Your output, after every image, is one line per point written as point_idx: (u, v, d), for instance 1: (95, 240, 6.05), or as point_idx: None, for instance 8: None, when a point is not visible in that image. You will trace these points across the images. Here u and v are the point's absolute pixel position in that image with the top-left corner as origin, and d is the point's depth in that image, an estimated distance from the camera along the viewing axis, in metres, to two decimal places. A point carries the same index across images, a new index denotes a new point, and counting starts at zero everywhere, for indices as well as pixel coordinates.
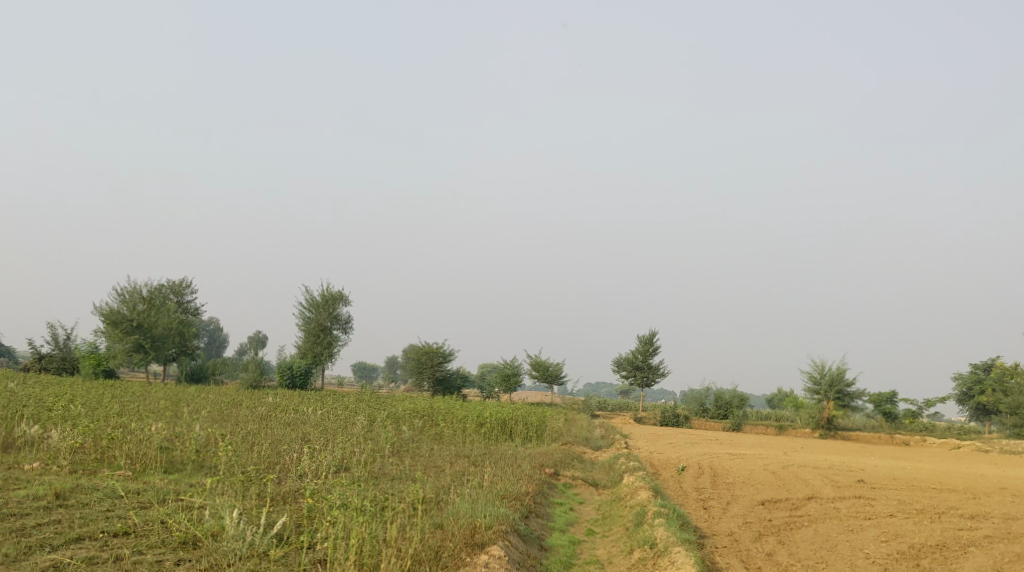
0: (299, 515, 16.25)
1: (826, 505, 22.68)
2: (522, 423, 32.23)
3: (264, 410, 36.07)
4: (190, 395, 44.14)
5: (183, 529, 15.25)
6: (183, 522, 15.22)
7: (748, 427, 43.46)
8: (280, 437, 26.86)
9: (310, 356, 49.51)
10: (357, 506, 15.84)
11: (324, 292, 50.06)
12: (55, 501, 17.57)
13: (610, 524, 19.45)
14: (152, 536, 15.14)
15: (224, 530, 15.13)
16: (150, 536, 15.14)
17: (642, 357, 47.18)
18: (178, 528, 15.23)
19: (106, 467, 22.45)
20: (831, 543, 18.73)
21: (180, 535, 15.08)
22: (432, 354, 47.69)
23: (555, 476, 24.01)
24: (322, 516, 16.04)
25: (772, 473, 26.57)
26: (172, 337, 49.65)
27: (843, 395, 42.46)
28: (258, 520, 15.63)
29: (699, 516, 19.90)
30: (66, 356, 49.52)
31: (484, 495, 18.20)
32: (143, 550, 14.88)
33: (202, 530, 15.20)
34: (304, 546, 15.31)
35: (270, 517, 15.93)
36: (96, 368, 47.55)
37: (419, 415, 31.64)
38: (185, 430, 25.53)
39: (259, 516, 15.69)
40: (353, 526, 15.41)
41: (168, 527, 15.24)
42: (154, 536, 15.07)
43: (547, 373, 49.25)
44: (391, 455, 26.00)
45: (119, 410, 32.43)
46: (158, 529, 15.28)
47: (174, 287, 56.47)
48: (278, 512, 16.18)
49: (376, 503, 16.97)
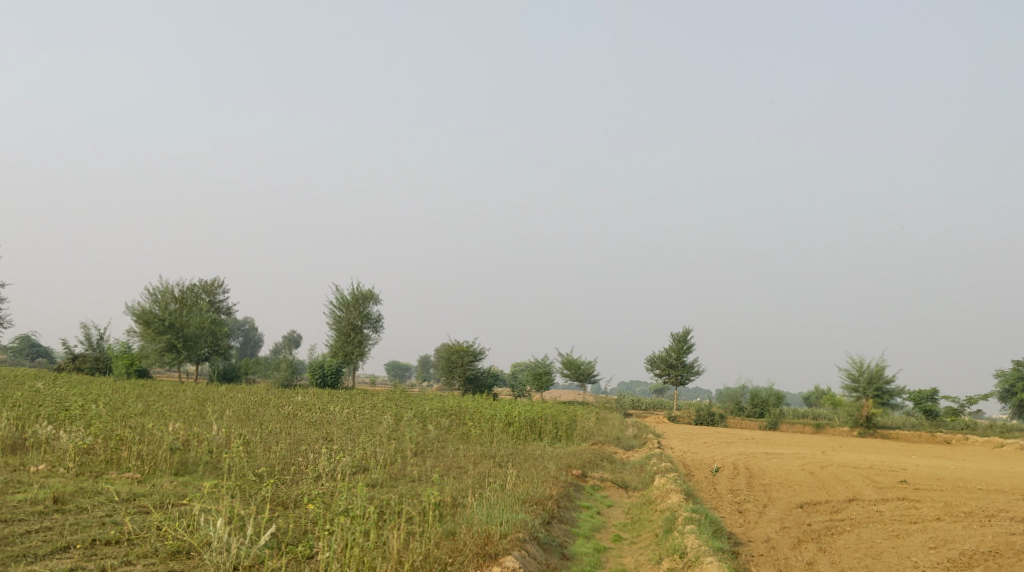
0: (302, 522, 15.27)
1: (868, 507, 21.46)
2: (551, 422, 31.17)
3: (291, 409, 35.26)
4: (217, 395, 43.41)
5: (177, 537, 14.33)
6: (178, 530, 14.30)
7: (785, 426, 42.15)
8: (302, 437, 25.93)
9: (342, 355, 48.72)
10: (361, 513, 14.86)
11: (354, 291, 49.19)
12: (52, 506, 16.69)
13: (639, 530, 18.34)
14: (144, 544, 14.25)
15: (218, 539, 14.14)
16: (143, 544, 14.25)
17: (676, 355, 45.94)
18: (172, 536, 14.31)
19: (115, 469, 21.61)
20: (877, 550, 17.49)
21: (173, 544, 14.17)
22: (463, 353, 46.73)
23: (582, 478, 22.90)
24: (324, 524, 15.04)
25: (810, 474, 25.31)
26: (205, 337, 48.93)
27: (882, 392, 41.01)
28: (256, 528, 14.66)
29: (734, 520, 18.74)
30: (99, 356, 49.00)
31: (503, 500, 17.17)
32: (133, 561, 14.00)
33: (196, 539, 14.26)
34: (303, 556, 14.36)
35: (269, 524, 14.95)
36: (129, 368, 46.99)
37: (446, 414, 30.63)
38: (203, 430, 24.68)
39: (256, 524, 14.73)
40: (355, 536, 14.42)
41: (162, 534, 14.33)
42: (146, 545, 14.16)
43: (579, 371, 48.11)
44: (414, 455, 25.02)
45: (143, 410, 31.64)
46: (153, 536, 14.38)
47: (205, 286, 55.79)
48: (279, 519, 15.23)
49: (385, 510, 15.96)
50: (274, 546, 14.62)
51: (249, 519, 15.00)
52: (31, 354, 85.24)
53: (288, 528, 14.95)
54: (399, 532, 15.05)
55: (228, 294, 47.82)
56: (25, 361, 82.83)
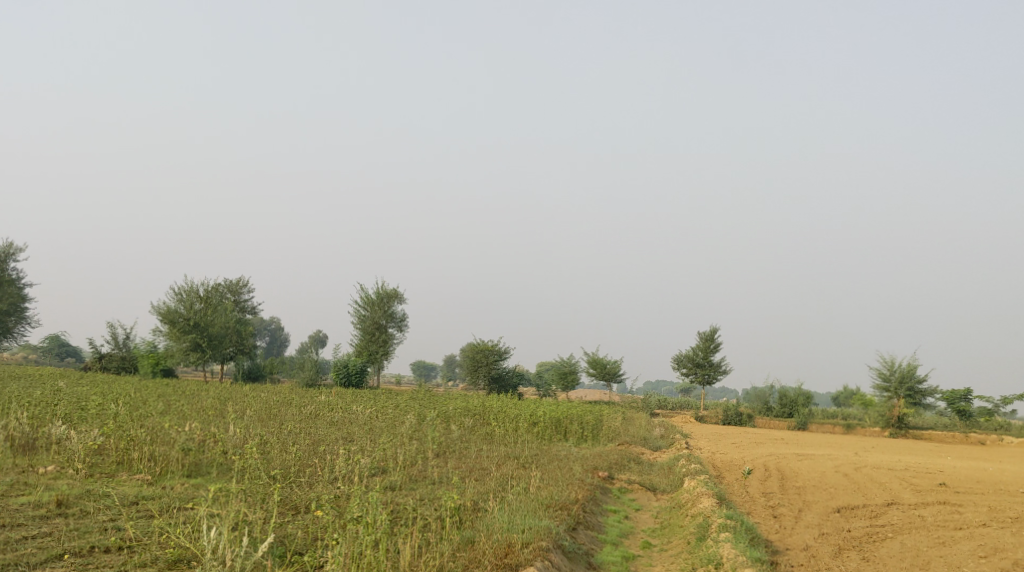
0: (312, 529, 14.47)
1: (909, 512, 20.46)
2: (577, 422, 30.32)
3: (313, 408, 34.61)
4: (240, 395, 42.81)
5: (179, 545, 13.58)
6: (180, 538, 13.55)
7: (815, 426, 41.08)
8: (322, 438, 25.17)
9: (366, 355, 48.00)
10: (373, 520, 14.04)
11: (378, 291, 48.48)
12: (56, 509, 15.98)
13: (670, 536, 17.46)
14: (144, 552, 13.51)
15: (219, 548, 13.36)
16: (143, 553, 13.51)
17: (703, 354, 44.93)
18: (173, 544, 13.57)
19: (126, 472, 20.89)
20: (924, 559, 16.53)
21: (174, 553, 13.42)
22: (487, 353, 45.93)
23: (609, 480, 21.99)
24: (335, 531, 14.26)
25: (845, 476, 24.33)
26: (230, 336, 48.32)
27: (914, 392, 39.92)
28: (261, 536, 13.89)
29: (769, 526, 17.81)
30: (125, 355, 48.56)
31: (526, 505, 16.33)
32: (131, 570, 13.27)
33: (198, 547, 13.50)
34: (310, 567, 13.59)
35: (277, 533, 14.18)
36: (154, 368, 46.48)
37: (470, 414, 29.79)
38: (220, 430, 23.95)
39: (262, 532, 13.96)
40: (365, 547, 13.62)
41: (162, 542, 13.60)
42: (146, 554, 13.43)
43: (604, 371, 47.17)
44: (435, 457, 24.22)
45: (163, 411, 31.01)
46: (153, 544, 13.64)
47: (230, 286, 55.26)
48: (289, 527, 14.45)
49: (399, 517, 15.15)
50: (278, 557, 13.85)
51: (254, 528, 14.23)
52: (60, 353, 85.15)
53: (297, 536, 14.19)
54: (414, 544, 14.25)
55: (254, 292, 47.21)
56: (55, 361, 82.83)
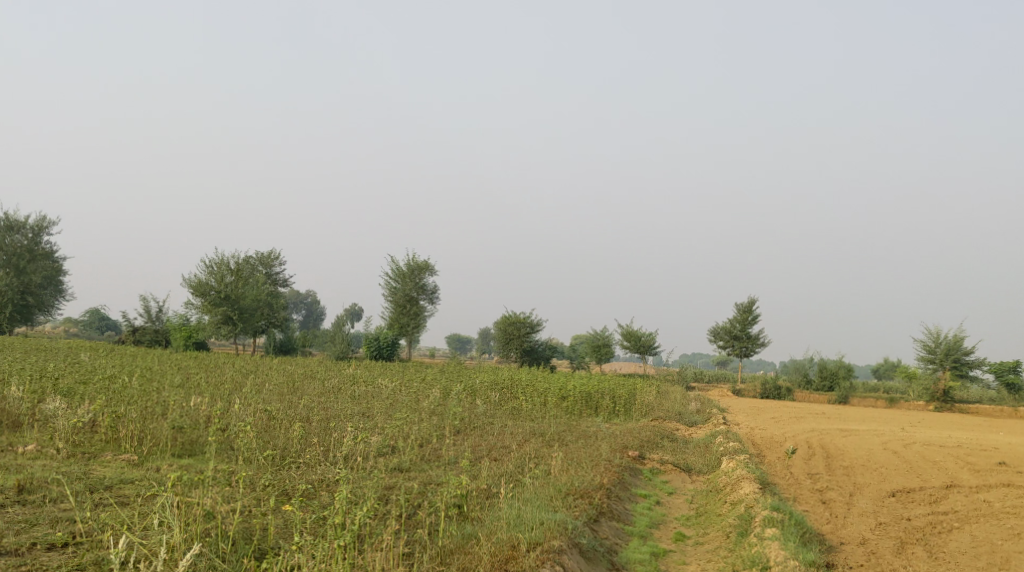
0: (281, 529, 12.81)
1: (972, 497, 18.38)
2: (609, 397, 28.35)
3: (336, 382, 32.97)
4: (265, 367, 41.20)
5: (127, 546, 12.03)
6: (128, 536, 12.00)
7: (856, 399, 38.90)
8: (338, 413, 23.40)
9: (397, 327, 46.23)
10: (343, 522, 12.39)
11: (409, 263, 46.62)
12: (15, 496, 14.05)
13: (706, 526, 15.52)
14: (86, 555, 11.97)
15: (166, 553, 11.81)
16: (85, 556, 11.97)
17: (740, 326, 42.73)
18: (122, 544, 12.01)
19: (112, 451, 19.05)
20: (1002, 556, 14.49)
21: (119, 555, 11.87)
22: (520, 325, 44.00)
23: (639, 460, 20.00)
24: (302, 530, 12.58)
25: (895, 454, 22.24)
26: (261, 310, 46.63)
27: (960, 364, 37.75)
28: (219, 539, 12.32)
29: (820, 516, 15.83)
30: (157, 329, 47.06)
31: (541, 496, 14.46)
32: None
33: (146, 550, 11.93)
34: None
35: (239, 534, 12.57)
36: (186, 341, 44.91)
37: (498, 387, 27.88)
38: (227, 407, 22.11)
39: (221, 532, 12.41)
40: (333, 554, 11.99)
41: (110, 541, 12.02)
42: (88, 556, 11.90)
43: (639, 344, 45.16)
44: (455, 434, 22.32)
45: (178, 384, 29.38)
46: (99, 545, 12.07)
47: (263, 259, 53.63)
48: (259, 525, 12.79)
49: (381, 514, 13.40)
50: (239, 559, 12.27)
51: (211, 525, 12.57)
52: (99, 327, 84.42)
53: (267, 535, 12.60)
54: (393, 551, 12.49)
55: (284, 264, 45.51)
56: (93, 334, 82.25)
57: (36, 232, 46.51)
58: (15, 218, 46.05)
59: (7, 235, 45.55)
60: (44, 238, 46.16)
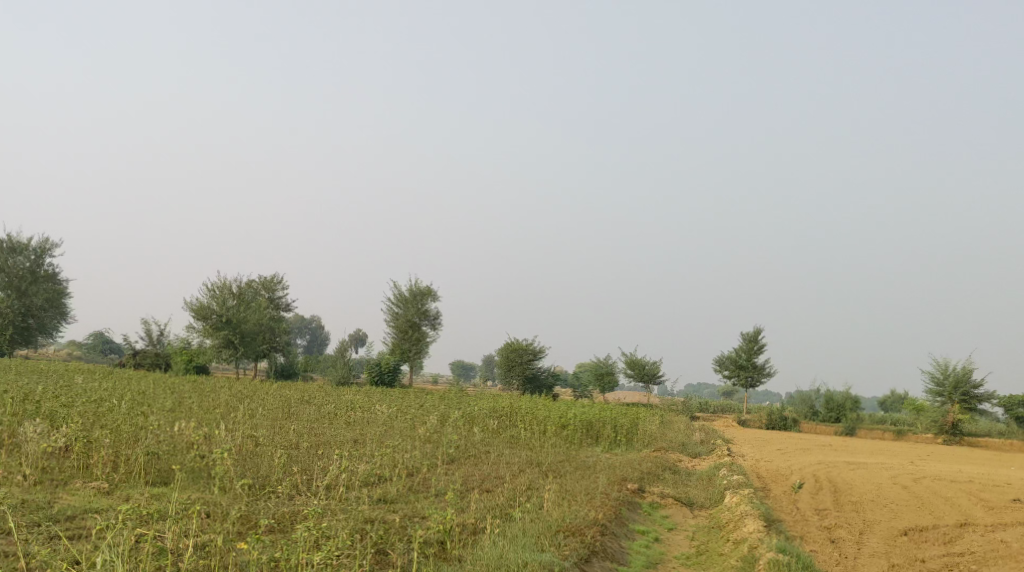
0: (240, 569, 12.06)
1: (987, 536, 17.42)
2: (611, 425, 27.35)
3: (333, 408, 32.04)
4: (262, 392, 40.30)
5: None
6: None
7: (863, 431, 37.84)
8: (329, 440, 22.46)
9: (399, 352, 45.30)
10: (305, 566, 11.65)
11: (412, 287, 45.79)
12: None
13: (707, 567, 14.59)
14: None
15: None
16: None
17: (746, 355, 41.79)
18: None
19: (83, 478, 18.18)
20: None
21: None
22: (522, 352, 43.17)
23: (638, 493, 19.02)
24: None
25: (905, 489, 21.23)
26: (263, 334, 45.75)
27: (969, 397, 36.68)
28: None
29: (827, 556, 14.88)
30: (157, 353, 46.15)
31: (531, 535, 13.55)
32: None
33: None
34: None
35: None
36: (186, 365, 44.02)
37: (496, 415, 26.93)
38: (211, 432, 21.20)
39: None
40: None
41: None
42: None
43: (643, 372, 44.17)
44: (448, 462, 21.37)
45: (169, 407, 28.52)
46: None
47: (266, 283, 52.89)
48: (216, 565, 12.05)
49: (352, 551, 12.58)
50: None
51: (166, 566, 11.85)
52: (102, 350, 83.70)
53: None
54: None
55: (287, 287, 44.73)
56: (98, 357, 81.41)
57: (40, 254, 45.78)
58: (19, 240, 45.33)
59: (11, 257, 44.82)
60: (46, 260, 45.42)
